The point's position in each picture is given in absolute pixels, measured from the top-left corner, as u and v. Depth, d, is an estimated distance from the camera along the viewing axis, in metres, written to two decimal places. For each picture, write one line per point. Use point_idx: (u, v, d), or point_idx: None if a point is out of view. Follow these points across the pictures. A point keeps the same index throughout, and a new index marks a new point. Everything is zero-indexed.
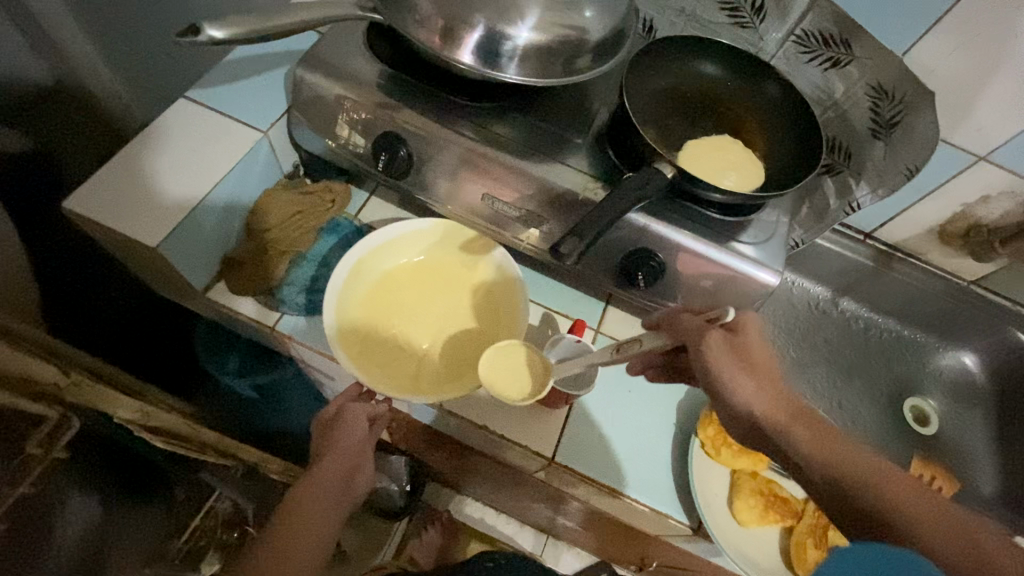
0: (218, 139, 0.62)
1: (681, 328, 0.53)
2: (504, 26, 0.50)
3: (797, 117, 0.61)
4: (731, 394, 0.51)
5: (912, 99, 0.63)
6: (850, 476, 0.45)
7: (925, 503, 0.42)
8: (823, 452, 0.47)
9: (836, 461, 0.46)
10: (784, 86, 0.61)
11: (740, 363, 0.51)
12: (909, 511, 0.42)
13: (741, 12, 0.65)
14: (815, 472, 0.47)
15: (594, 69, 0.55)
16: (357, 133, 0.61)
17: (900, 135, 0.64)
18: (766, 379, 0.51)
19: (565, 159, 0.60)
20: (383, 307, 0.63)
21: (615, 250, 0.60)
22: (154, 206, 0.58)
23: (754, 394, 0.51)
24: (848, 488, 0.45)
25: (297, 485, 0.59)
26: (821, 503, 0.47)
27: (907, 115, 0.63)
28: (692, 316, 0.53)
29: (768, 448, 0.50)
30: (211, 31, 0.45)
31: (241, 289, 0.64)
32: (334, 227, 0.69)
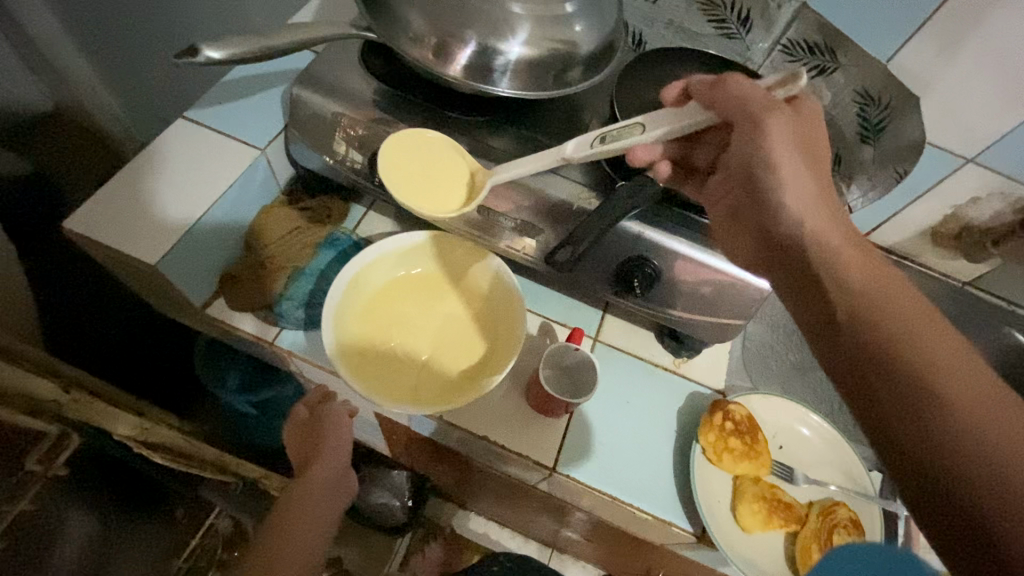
0: (217, 157, 0.63)
1: (735, 95, 0.48)
2: (496, 42, 0.51)
3: None
4: (779, 185, 0.46)
5: (898, 102, 0.66)
6: (887, 303, 0.38)
7: (953, 351, 0.35)
8: (864, 280, 0.40)
9: (875, 288, 0.39)
10: None
11: (800, 153, 0.46)
12: (927, 350, 0.35)
13: (728, 24, 0.67)
14: (841, 298, 0.40)
15: (585, 81, 0.56)
16: (355, 150, 0.61)
17: (889, 136, 0.67)
18: (817, 185, 0.45)
19: (559, 169, 0.61)
20: (381, 320, 0.63)
21: (610, 258, 0.61)
22: (154, 224, 0.58)
23: (795, 194, 0.45)
24: (878, 311, 0.38)
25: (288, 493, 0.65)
26: (844, 310, 0.39)
27: (893, 118, 0.66)
28: (750, 85, 0.48)
29: (804, 247, 0.44)
30: (209, 52, 0.46)
31: (241, 305, 0.64)
32: (332, 240, 0.70)
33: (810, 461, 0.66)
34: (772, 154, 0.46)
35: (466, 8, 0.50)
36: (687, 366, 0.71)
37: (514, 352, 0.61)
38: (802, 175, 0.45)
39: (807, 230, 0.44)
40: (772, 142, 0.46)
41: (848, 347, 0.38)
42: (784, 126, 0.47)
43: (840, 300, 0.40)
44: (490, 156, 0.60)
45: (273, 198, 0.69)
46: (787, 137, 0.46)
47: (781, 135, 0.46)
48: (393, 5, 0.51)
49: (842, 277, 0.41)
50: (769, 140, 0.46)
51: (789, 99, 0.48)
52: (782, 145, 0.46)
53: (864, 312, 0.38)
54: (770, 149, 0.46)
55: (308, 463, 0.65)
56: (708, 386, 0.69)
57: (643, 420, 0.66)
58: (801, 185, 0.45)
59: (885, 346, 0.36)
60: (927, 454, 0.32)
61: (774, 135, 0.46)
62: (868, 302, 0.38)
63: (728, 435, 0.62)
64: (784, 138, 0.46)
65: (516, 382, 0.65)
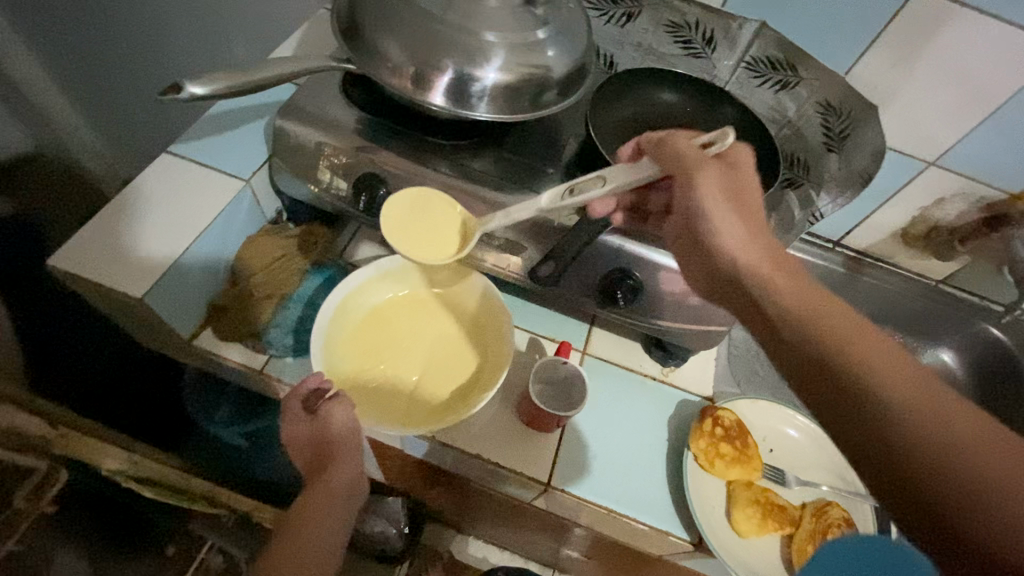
0: (202, 190, 0.64)
1: (673, 152, 0.52)
2: (472, 69, 0.53)
3: (757, 135, 0.64)
4: (715, 235, 0.49)
5: (857, 113, 0.70)
6: (828, 330, 0.38)
7: (900, 367, 0.35)
8: (803, 302, 0.41)
9: (813, 315, 0.40)
10: (739, 108, 0.65)
11: (728, 202, 0.49)
12: (881, 367, 0.35)
13: (693, 44, 0.70)
14: (786, 318, 0.41)
15: (559, 103, 0.59)
16: (339, 177, 0.63)
17: (850, 144, 0.71)
18: (750, 217, 0.49)
19: (540, 187, 0.62)
20: (373, 344, 0.63)
21: (594, 271, 0.62)
22: (139, 258, 0.59)
23: (734, 225, 0.48)
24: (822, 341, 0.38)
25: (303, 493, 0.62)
26: (797, 360, 0.40)
27: (853, 127, 0.71)
28: (688, 142, 0.52)
29: (743, 294, 0.46)
30: (193, 87, 0.47)
31: (228, 334, 0.64)
32: (319, 267, 0.70)
33: (800, 463, 0.67)
34: (709, 192, 0.49)
35: (441, 38, 0.52)
36: (675, 375, 0.72)
37: (507, 365, 0.61)
38: (737, 214, 0.48)
39: (744, 265, 0.46)
40: (706, 184, 0.50)
41: (808, 369, 0.39)
42: (708, 173, 0.50)
43: (787, 327, 0.41)
44: (471, 179, 0.61)
45: (258, 230, 0.70)
46: (712, 178, 0.50)
47: (715, 179, 0.50)
48: (371, 37, 0.53)
49: (785, 305, 0.42)
50: (705, 182, 0.50)
51: (716, 150, 0.52)
52: (713, 187, 0.50)
53: (811, 335, 0.39)
54: (705, 190, 0.50)
55: (324, 466, 0.60)
56: (697, 393, 0.70)
57: (636, 431, 0.67)
58: (735, 220, 0.48)
59: (840, 365, 0.37)
60: (908, 472, 0.32)
61: (708, 177, 0.50)
62: (807, 330, 0.39)
63: (718, 441, 0.63)
64: (714, 183, 0.50)
65: (508, 399, 0.65)
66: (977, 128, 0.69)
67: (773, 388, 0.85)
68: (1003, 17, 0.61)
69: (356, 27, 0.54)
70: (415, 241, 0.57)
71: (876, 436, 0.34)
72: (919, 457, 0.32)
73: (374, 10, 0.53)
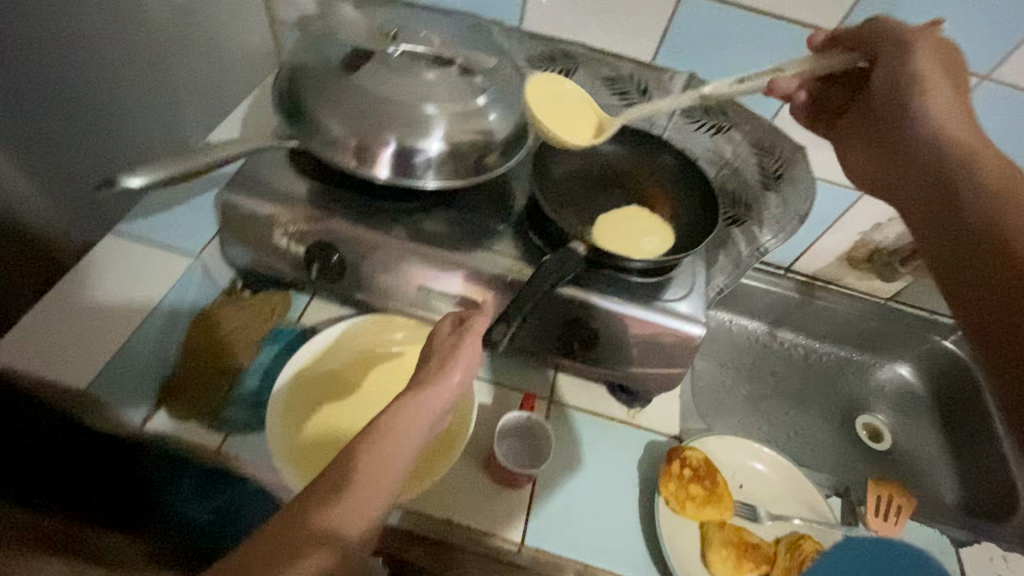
0: (148, 269, 0.63)
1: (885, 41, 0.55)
2: (415, 141, 0.54)
3: (694, 182, 0.67)
4: (923, 103, 0.51)
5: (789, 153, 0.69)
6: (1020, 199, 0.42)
7: None
8: (1002, 176, 0.45)
9: (1014, 187, 0.43)
10: (677, 155, 0.68)
11: (943, 79, 0.52)
12: None
13: (631, 94, 0.71)
14: (977, 189, 0.45)
15: (503, 164, 0.60)
16: (295, 245, 0.63)
17: (786, 185, 0.70)
18: (961, 108, 0.50)
19: (492, 245, 0.64)
20: (334, 406, 0.63)
21: (551, 322, 0.63)
22: (88, 344, 0.57)
23: (942, 111, 0.50)
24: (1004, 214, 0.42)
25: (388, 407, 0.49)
26: (958, 224, 0.44)
27: (788, 168, 0.70)
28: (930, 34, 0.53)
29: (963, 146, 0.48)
30: (131, 179, 0.46)
31: (184, 415, 0.62)
32: (276, 334, 0.70)
33: (771, 497, 0.67)
34: (941, 95, 0.51)
35: (382, 112, 0.54)
36: (640, 416, 0.72)
37: (472, 418, 0.63)
38: (963, 111, 0.50)
39: (953, 136, 0.49)
40: (954, 86, 0.51)
41: (973, 253, 0.42)
42: (959, 78, 0.52)
43: (972, 206, 0.44)
44: (425, 239, 0.62)
45: (212, 299, 0.68)
46: (962, 87, 0.52)
47: (959, 82, 0.52)
48: (313, 114, 0.54)
49: (988, 174, 0.45)
50: (951, 86, 0.51)
51: (940, 35, 0.54)
52: (957, 95, 0.51)
53: (995, 215, 0.42)
54: (955, 86, 0.51)
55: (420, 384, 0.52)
56: (663, 433, 0.71)
57: (606, 478, 0.66)
58: (951, 112, 0.50)
59: (1006, 243, 0.41)
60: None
61: (956, 78, 0.52)
62: (1003, 207, 0.42)
63: (687, 482, 0.63)
64: (958, 80, 0.52)
65: (475, 457, 0.64)
66: None
67: (741, 415, 0.85)
68: None
69: (297, 104, 0.55)
70: (552, 127, 0.62)
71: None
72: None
73: (315, 88, 0.54)
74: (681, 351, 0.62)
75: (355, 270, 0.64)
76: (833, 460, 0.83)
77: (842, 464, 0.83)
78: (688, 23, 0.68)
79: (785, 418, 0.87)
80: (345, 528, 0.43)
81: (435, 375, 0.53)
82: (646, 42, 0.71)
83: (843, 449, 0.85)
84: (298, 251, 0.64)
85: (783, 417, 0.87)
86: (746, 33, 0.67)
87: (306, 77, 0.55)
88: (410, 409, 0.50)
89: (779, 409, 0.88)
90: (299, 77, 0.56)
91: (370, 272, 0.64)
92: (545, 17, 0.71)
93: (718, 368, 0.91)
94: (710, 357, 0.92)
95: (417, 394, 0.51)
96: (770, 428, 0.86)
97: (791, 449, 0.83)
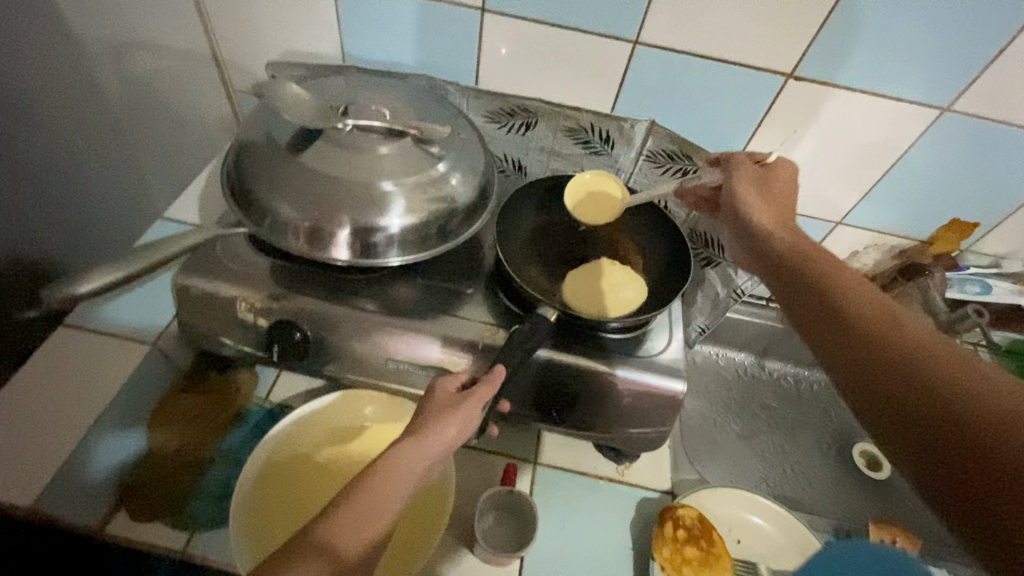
0: (91, 363, 0.58)
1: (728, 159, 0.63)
2: (375, 217, 0.54)
3: (663, 229, 0.68)
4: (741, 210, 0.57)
5: None
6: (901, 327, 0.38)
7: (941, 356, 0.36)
8: (859, 300, 0.42)
9: (884, 315, 0.40)
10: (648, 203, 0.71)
11: (761, 195, 0.58)
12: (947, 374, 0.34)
13: (593, 144, 0.74)
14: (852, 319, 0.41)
15: (468, 228, 0.59)
16: (265, 318, 0.59)
17: None
18: (778, 209, 0.56)
19: (461, 310, 0.61)
20: (303, 497, 0.59)
21: (529, 387, 0.60)
22: (40, 452, 0.52)
23: (762, 211, 0.56)
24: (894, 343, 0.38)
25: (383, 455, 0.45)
26: (855, 361, 0.39)
27: None
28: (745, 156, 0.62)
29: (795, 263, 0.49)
30: (86, 287, 0.45)
31: (141, 515, 0.59)
32: (244, 417, 0.68)
33: (770, 552, 0.65)
34: (760, 201, 0.57)
35: (337, 192, 0.53)
36: (630, 471, 0.69)
37: (451, 496, 0.59)
38: (777, 211, 0.56)
39: (809, 263, 0.47)
40: (771, 186, 0.58)
41: (884, 392, 0.36)
42: (782, 177, 0.59)
43: (824, 288, 0.44)
44: (392, 308, 0.60)
45: (171, 383, 0.65)
46: (781, 190, 0.58)
47: (778, 183, 0.59)
48: (263, 198, 0.54)
49: (842, 303, 0.42)
50: (770, 187, 0.58)
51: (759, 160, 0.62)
52: (778, 196, 0.57)
53: (854, 317, 0.40)
54: (774, 185, 0.58)
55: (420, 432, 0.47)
56: (655, 488, 0.68)
57: (597, 543, 0.63)
58: (769, 211, 0.56)
59: (876, 342, 0.38)
60: (913, 383, 0.35)
61: (777, 180, 0.59)
62: (839, 290, 0.43)
63: (683, 545, 0.60)
64: (777, 182, 0.59)
65: (459, 533, 0.61)
66: (873, 189, 0.74)
67: (735, 455, 0.83)
68: (873, 95, 0.65)
69: (249, 190, 0.55)
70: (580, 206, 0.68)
71: (890, 350, 0.37)
72: (916, 367, 0.36)
73: (263, 170, 0.55)
74: (668, 409, 0.59)
75: (320, 346, 0.60)
76: (832, 495, 0.81)
77: (840, 500, 0.81)
78: (645, 72, 0.67)
79: (779, 454, 0.85)
80: (347, 551, 0.41)
81: (430, 424, 0.47)
82: (605, 92, 0.70)
83: (842, 483, 0.82)
84: (258, 332, 0.60)
85: (778, 453, 0.84)
86: (704, 78, 0.67)
87: (255, 158, 0.56)
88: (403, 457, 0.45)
89: (772, 444, 0.85)
90: (247, 155, 0.57)
91: (335, 347, 0.60)
92: (502, 72, 0.71)
93: (708, 406, 0.88)
94: (699, 395, 0.89)
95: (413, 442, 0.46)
96: (766, 466, 0.83)
97: (788, 488, 0.80)
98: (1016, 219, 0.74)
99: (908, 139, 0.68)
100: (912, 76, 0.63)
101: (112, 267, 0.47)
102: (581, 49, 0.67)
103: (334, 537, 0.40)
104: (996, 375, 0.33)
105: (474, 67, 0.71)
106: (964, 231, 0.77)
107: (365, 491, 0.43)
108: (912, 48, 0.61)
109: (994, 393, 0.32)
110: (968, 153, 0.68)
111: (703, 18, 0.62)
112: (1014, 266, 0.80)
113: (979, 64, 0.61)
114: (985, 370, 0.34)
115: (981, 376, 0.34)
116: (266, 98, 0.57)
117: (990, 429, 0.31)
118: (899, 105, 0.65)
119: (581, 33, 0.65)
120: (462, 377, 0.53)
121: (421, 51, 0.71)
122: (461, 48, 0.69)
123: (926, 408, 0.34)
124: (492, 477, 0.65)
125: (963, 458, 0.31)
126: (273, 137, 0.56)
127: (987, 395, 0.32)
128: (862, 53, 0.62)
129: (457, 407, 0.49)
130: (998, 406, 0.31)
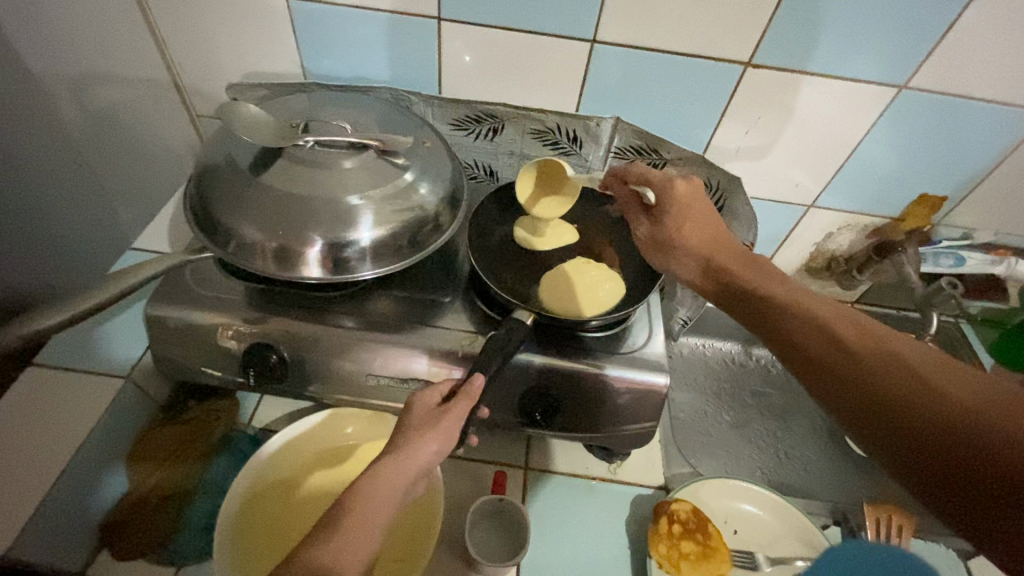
0: (75, 400, 0.59)
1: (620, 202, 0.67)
2: (345, 233, 0.53)
3: None
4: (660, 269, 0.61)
5: (728, 187, 0.74)
6: (855, 351, 0.40)
7: (903, 372, 0.37)
8: (808, 330, 0.43)
9: (831, 342, 0.41)
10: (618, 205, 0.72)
11: (660, 246, 0.61)
12: (914, 391, 0.35)
13: (561, 145, 0.76)
14: (810, 352, 0.42)
15: (440, 237, 0.59)
16: (244, 343, 0.58)
17: (728, 218, 0.76)
18: (695, 250, 0.58)
19: (440, 320, 0.61)
20: (280, 521, 0.59)
21: (512, 395, 0.60)
22: (15, 500, 0.52)
23: (680, 264, 0.58)
24: (855, 367, 0.39)
25: (358, 479, 0.45)
26: (828, 396, 0.40)
27: (728, 200, 0.75)
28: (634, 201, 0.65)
29: (735, 311, 0.50)
30: (49, 318, 0.44)
31: (130, 550, 0.56)
32: (226, 443, 0.66)
33: (768, 541, 0.65)
34: (671, 256, 0.60)
35: (302, 213, 0.53)
36: (622, 470, 0.69)
37: (442, 509, 0.58)
38: (695, 253, 0.57)
39: (752, 300, 0.49)
40: (675, 234, 0.60)
41: (865, 415, 0.37)
42: (679, 220, 0.60)
43: (776, 326, 0.45)
44: (372, 324, 0.59)
45: (149, 418, 0.64)
46: (688, 229, 0.59)
47: (679, 226, 0.60)
48: (226, 222, 0.54)
49: (794, 337, 0.43)
50: (679, 231, 0.60)
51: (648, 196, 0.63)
52: (693, 237, 0.58)
53: (812, 350, 0.42)
54: (678, 233, 0.59)
55: (395, 453, 0.47)
56: (648, 486, 0.68)
57: (594, 545, 0.62)
58: (685, 257, 0.58)
59: (840, 372, 0.39)
60: (875, 397, 0.37)
61: (675, 225, 0.60)
62: (787, 325, 0.44)
63: (679, 540, 0.60)
64: (678, 224, 0.60)
65: (453, 546, 0.60)
66: (840, 171, 0.75)
67: (726, 445, 0.82)
68: (833, 78, 0.66)
69: (213, 217, 0.55)
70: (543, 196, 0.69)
71: (845, 366, 0.39)
72: (870, 380, 0.38)
73: (222, 195, 0.54)
74: (653, 405, 0.59)
75: (298, 368, 0.59)
76: (825, 478, 0.81)
77: (836, 483, 0.80)
78: (605, 71, 0.68)
79: (773, 440, 0.84)
80: (343, 553, 0.41)
81: (409, 441, 0.47)
82: (568, 93, 0.71)
83: (836, 466, 0.82)
84: (233, 359, 0.59)
85: (770, 439, 0.84)
86: (664, 73, 0.67)
87: (217, 182, 0.56)
88: (379, 484, 0.45)
89: (765, 432, 0.85)
90: (206, 181, 0.56)
91: (315, 367, 0.59)
92: (465, 80, 0.71)
93: (698, 398, 0.88)
94: (688, 387, 0.89)
95: (390, 464, 0.46)
96: (758, 453, 0.82)
97: (782, 475, 0.80)
98: (981, 190, 0.75)
99: (870, 119, 0.69)
100: (867, 57, 0.64)
101: (57, 308, 0.44)
102: (540, 53, 0.67)
103: (329, 544, 0.41)
104: (936, 372, 0.36)
105: (436, 77, 0.71)
106: (934, 206, 0.78)
107: (346, 515, 0.43)
108: (864, 30, 0.62)
109: (950, 399, 0.34)
110: (929, 128, 0.69)
111: (660, 14, 0.62)
112: (985, 237, 0.81)
113: (929, 41, 0.62)
114: (927, 369, 0.36)
115: (929, 378, 0.36)
116: (223, 121, 0.56)
117: (955, 432, 0.33)
118: (859, 86, 0.66)
119: (539, 35, 0.65)
120: (441, 388, 0.52)
121: (383, 65, 0.71)
122: (423, 57, 0.69)
123: (892, 420, 0.36)
124: (482, 489, 0.65)
125: (942, 458, 0.33)
126: (233, 160, 0.56)
127: (944, 401, 0.34)
128: (817, 39, 0.63)
129: (438, 421, 0.48)
130: (954, 408, 0.33)
